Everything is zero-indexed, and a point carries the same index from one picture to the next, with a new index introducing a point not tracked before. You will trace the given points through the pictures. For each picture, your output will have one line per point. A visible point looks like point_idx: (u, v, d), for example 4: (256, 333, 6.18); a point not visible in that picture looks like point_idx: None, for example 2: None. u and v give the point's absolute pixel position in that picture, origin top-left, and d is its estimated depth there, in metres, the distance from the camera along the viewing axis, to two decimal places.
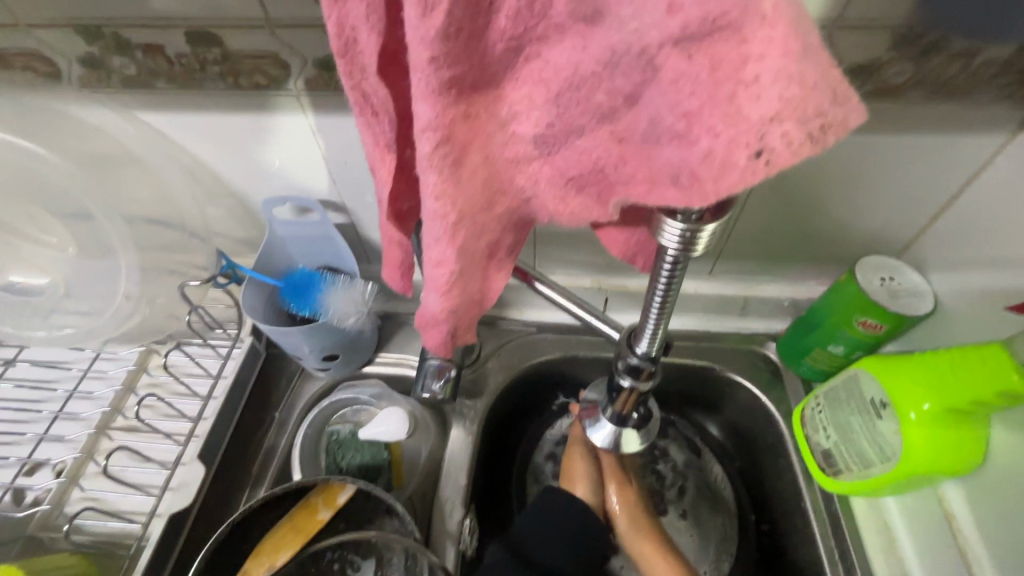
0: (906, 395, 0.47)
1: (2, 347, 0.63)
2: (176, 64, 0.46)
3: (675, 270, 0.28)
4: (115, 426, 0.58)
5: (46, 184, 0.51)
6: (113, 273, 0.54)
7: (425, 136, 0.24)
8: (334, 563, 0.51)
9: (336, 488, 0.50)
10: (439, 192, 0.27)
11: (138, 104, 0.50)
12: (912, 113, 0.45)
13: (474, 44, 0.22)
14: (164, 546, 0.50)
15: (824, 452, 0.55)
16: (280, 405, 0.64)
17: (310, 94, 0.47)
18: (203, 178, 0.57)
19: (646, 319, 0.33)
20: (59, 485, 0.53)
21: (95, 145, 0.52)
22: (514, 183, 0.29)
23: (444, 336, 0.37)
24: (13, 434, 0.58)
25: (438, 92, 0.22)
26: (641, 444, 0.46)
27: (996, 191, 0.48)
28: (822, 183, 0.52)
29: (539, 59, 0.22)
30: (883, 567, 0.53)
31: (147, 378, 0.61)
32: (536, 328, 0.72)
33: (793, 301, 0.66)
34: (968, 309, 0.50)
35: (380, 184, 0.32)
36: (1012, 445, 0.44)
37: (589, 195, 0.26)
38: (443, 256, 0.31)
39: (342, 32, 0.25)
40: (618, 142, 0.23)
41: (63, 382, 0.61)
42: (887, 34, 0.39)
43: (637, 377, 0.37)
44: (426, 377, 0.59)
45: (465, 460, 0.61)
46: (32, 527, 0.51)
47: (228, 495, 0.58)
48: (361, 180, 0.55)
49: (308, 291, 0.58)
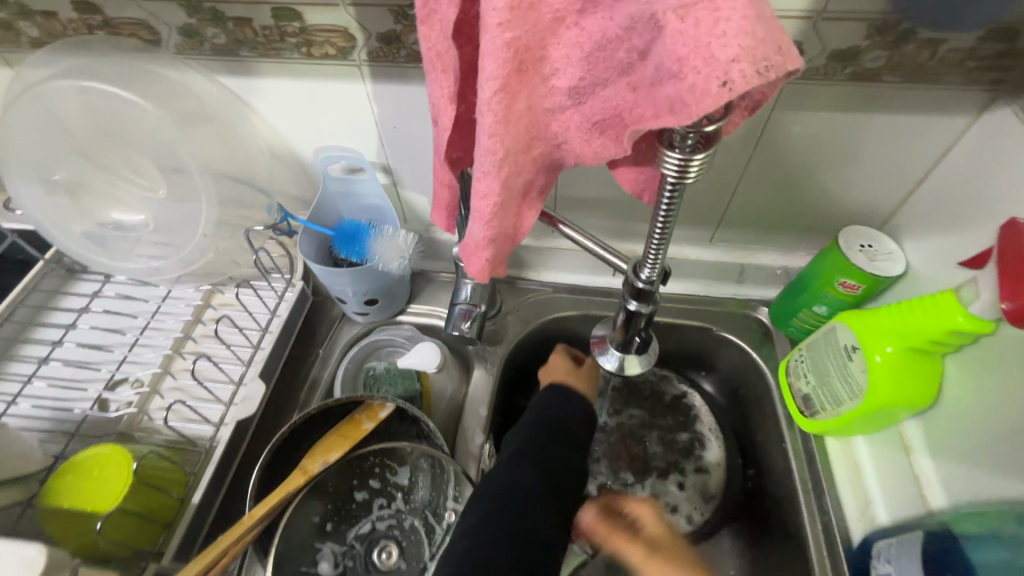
0: (874, 341, 0.54)
1: (87, 282, 0.73)
2: (260, 35, 0.54)
3: (673, 198, 0.35)
4: (186, 349, 0.67)
5: (141, 136, 0.60)
6: (194, 217, 0.63)
7: (487, 85, 0.32)
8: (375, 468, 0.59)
9: (379, 405, 0.59)
10: (492, 131, 0.34)
11: (222, 69, 0.58)
12: (888, 95, 0.52)
13: (530, 13, 0.29)
14: (233, 446, 0.58)
15: (804, 396, 0.62)
16: (323, 344, 0.73)
17: (371, 64, 0.55)
18: (269, 137, 0.65)
19: (649, 247, 0.41)
20: (142, 393, 0.62)
21: (182, 104, 0.59)
22: (549, 131, 0.36)
23: (483, 263, 0.45)
24: (98, 353, 0.66)
25: (500, 49, 0.30)
26: (642, 366, 0.53)
27: (962, 166, 0.55)
28: (811, 156, 0.59)
29: (577, 27, 0.30)
30: (850, 496, 0.60)
31: (212, 312, 0.70)
32: (552, 288, 0.79)
33: (785, 269, 0.73)
34: (934, 270, 0.57)
35: (440, 132, 0.40)
36: (964, 382, 0.51)
37: (609, 137, 0.34)
38: (489, 189, 0.39)
39: (428, 4, 0.34)
40: (633, 91, 0.31)
41: (140, 313, 0.70)
42: (864, 24, 0.47)
43: (641, 300, 0.45)
44: (455, 319, 0.67)
45: (486, 396, 0.70)
46: (122, 425, 0.60)
47: (281, 414, 0.66)
48: (406, 143, 0.64)
49: (357, 240, 0.66)
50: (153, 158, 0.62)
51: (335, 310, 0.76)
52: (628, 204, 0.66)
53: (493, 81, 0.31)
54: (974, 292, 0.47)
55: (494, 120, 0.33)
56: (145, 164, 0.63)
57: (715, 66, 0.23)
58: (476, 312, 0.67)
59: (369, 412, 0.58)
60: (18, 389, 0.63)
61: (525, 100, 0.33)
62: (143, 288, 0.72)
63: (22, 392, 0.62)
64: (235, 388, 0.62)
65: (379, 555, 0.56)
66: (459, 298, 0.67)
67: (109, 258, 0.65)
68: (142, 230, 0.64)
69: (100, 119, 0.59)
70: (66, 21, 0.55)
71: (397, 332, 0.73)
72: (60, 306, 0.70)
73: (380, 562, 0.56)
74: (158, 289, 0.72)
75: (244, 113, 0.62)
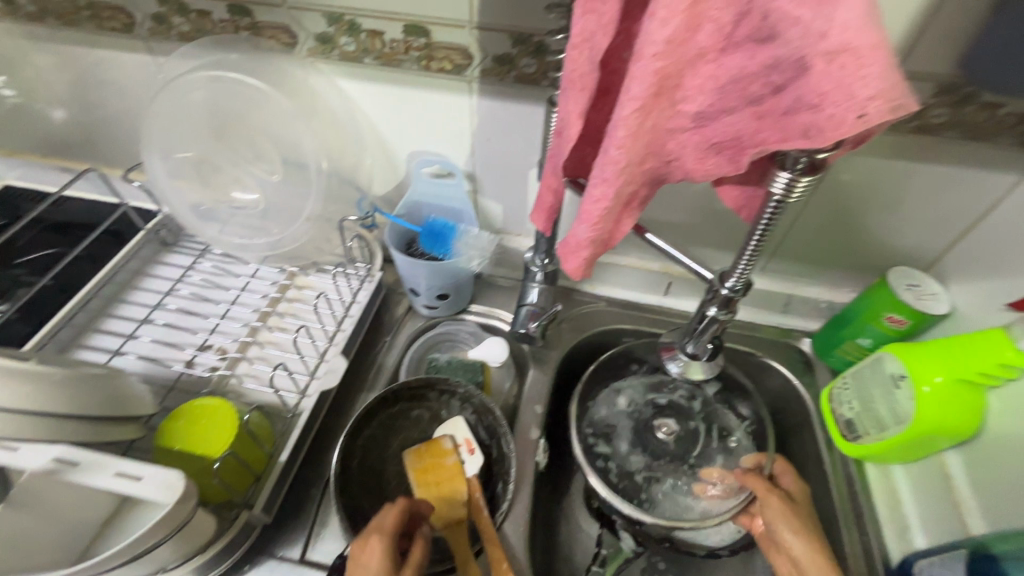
0: (924, 371, 0.58)
1: (180, 254, 0.78)
2: (387, 47, 0.61)
3: (773, 215, 0.41)
4: (270, 323, 0.72)
5: (264, 125, 0.67)
6: (303, 196, 0.70)
7: (629, 103, 0.36)
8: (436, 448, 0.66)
9: (439, 439, 0.65)
10: (621, 144, 0.38)
11: (344, 73, 0.65)
12: (946, 148, 0.58)
13: (680, 47, 0.34)
14: (312, 417, 0.62)
15: (846, 422, 0.67)
16: (390, 332, 0.78)
17: (481, 81, 0.62)
18: (372, 138, 0.71)
19: (740, 258, 0.46)
20: (231, 357, 0.66)
21: (305, 98, 0.66)
22: (665, 148, 0.40)
23: (580, 261, 0.49)
24: (188, 319, 0.71)
25: (649, 75, 0.35)
26: (703, 374, 0.57)
27: (1008, 220, 0.59)
28: (868, 199, 0.64)
29: (715, 63, 0.35)
30: (890, 522, 0.63)
31: (295, 292, 0.75)
32: (606, 301, 0.84)
33: (829, 304, 0.77)
34: (977, 311, 0.62)
35: (564, 142, 0.46)
36: (1005, 414, 0.56)
37: (723, 156, 0.39)
38: (604, 194, 0.42)
39: (583, 33, 0.39)
40: (757, 119, 0.36)
41: (231, 287, 0.75)
42: (932, 84, 0.53)
43: (723, 307, 0.50)
44: (522, 319, 0.73)
45: (541, 395, 0.74)
46: (212, 385, 0.65)
47: (352, 392, 0.71)
48: (496, 155, 0.70)
49: (444, 238, 0.72)
50: (272, 146, 0.68)
51: (403, 303, 0.81)
52: (692, 229, 0.71)
53: (635, 100, 0.36)
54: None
55: (626, 134, 0.38)
56: (260, 151, 0.69)
57: (855, 102, 0.29)
58: (543, 314, 0.72)
59: (438, 395, 0.70)
60: (119, 344, 0.68)
61: (654, 120, 0.38)
62: (233, 265, 0.78)
63: (123, 347, 0.67)
64: (318, 362, 0.66)
65: (660, 430, 0.72)
66: (526, 299, 0.72)
67: (215, 230, 0.71)
68: (252, 208, 0.71)
69: (228, 105, 0.66)
70: (217, 20, 0.63)
71: (461, 327, 0.79)
72: (155, 273, 0.76)
73: (660, 434, 0.72)
74: (247, 266, 0.78)
75: (354, 114, 0.69)
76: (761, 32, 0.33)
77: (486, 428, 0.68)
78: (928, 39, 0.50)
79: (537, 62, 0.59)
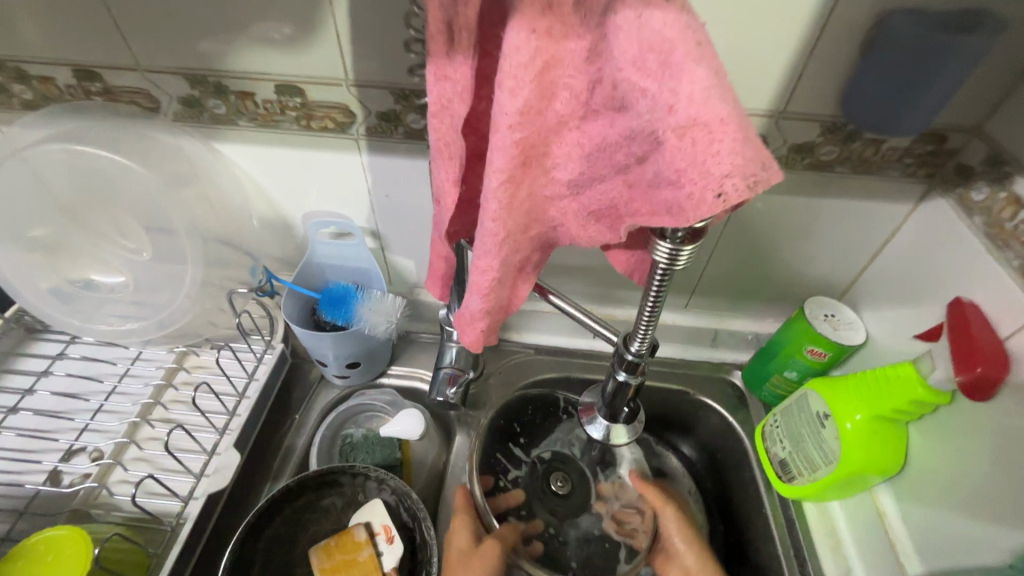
0: (843, 407, 0.57)
1: (47, 342, 0.69)
2: (260, 107, 0.56)
3: (663, 281, 0.38)
4: (154, 416, 0.63)
5: (130, 195, 0.60)
6: (179, 278, 0.62)
7: (494, 176, 0.33)
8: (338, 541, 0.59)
9: (350, 531, 0.60)
10: (495, 217, 0.35)
11: (217, 135, 0.59)
12: (841, 182, 0.57)
13: (536, 117, 0.31)
14: (201, 522, 0.55)
15: (780, 461, 0.64)
16: (299, 409, 0.71)
17: (368, 138, 0.58)
18: (259, 200, 0.65)
19: (640, 324, 0.43)
20: (103, 465, 0.58)
21: (174, 165, 0.60)
22: (546, 215, 0.37)
23: (478, 334, 0.45)
24: (54, 421, 0.62)
25: (509, 147, 0.31)
26: (628, 438, 0.54)
27: (906, 248, 0.60)
28: (776, 233, 0.63)
29: (578, 131, 0.32)
30: (831, 565, 0.61)
31: (184, 375, 0.67)
32: (534, 349, 0.79)
33: (756, 335, 0.75)
34: (889, 339, 0.62)
35: (443, 211, 0.42)
36: (926, 448, 0.55)
37: (604, 224, 0.36)
38: (488, 266, 0.39)
39: (440, 100, 0.35)
40: (629, 187, 0.33)
41: (108, 378, 0.66)
42: (819, 124, 0.52)
43: (631, 371, 0.47)
44: (439, 384, 0.66)
45: (468, 463, 0.69)
46: (77, 501, 0.56)
47: (254, 483, 0.64)
48: (397, 211, 0.65)
49: (345, 303, 0.66)
50: (144, 220, 0.61)
51: (313, 373, 0.74)
52: (608, 273, 0.69)
53: (499, 173, 0.33)
54: (931, 363, 0.51)
55: (498, 207, 0.34)
56: (129, 225, 0.62)
57: (710, 180, 0.26)
58: (461, 376, 0.66)
59: (352, 478, 0.63)
60: None
61: (526, 189, 0.34)
62: (112, 349, 0.69)
63: None
64: (206, 459, 0.59)
65: (556, 484, 0.69)
66: (444, 361, 0.66)
67: (80, 319, 0.63)
68: (122, 290, 0.64)
69: (85, 178, 0.59)
70: (63, 86, 0.56)
71: (378, 397, 0.71)
72: (16, 368, 0.66)
73: (557, 489, 0.69)
74: (127, 350, 0.69)
75: (236, 178, 0.63)
76: (615, 101, 0.30)
77: (407, 506, 0.61)
78: (808, 80, 0.50)
79: (423, 117, 0.55)
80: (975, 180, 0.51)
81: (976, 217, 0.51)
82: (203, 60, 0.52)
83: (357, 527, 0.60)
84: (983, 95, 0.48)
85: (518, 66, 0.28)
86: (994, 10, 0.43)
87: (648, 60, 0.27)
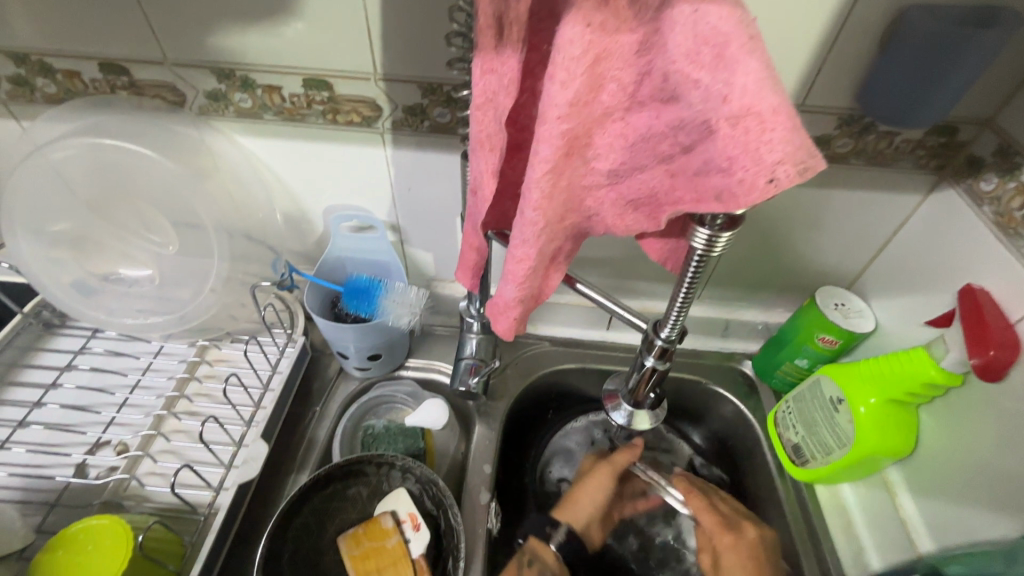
0: (857, 392, 0.59)
1: (66, 337, 0.69)
2: (287, 101, 0.57)
3: (698, 268, 0.39)
4: (178, 409, 0.64)
5: (154, 188, 0.60)
6: (204, 272, 0.63)
7: (540, 166, 0.34)
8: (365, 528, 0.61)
9: (377, 518, 0.61)
10: (538, 206, 0.36)
11: (242, 129, 0.60)
12: (854, 175, 0.59)
13: (584, 109, 0.32)
14: (233, 512, 0.55)
15: (794, 446, 0.66)
16: (320, 401, 0.72)
17: (394, 132, 0.58)
18: (280, 194, 0.66)
19: (671, 310, 0.45)
20: (131, 457, 0.58)
21: (199, 159, 0.60)
22: (584, 205, 0.38)
23: (511, 322, 0.46)
24: (78, 415, 0.63)
25: (556, 138, 0.32)
26: (650, 424, 0.56)
27: (915, 238, 0.62)
28: (789, 225, 0.65)
29: (622, 121, 0.33)
30: (845, 545, 0.63)
31: (206, 368, 0.68)
32: (549, 341, 0.81)
33: (766, 325, 0.77)
34: (898, 326, 0.64)
35: (479, 201, 0.43)
36: (936, 429, 0.57)
37: (642, 213, 0.38)
38: (526, 255, 0.40)
39: (485, 93, 0.37)
40: (671, 176, 0.35)
41: (130, 372, 0.66)
42: (835, 117, 0.54)
43: (660, 357, 0.49)
44: (461, 374, 0.67)
45: (489, 453, 0.70)
46: (106, 494, 0.57)
47: (278, 475, 0.64)
48: (418, 205, 0.66)
49: (369, 295, 0.66)
50: (169, 214, 0.62)
51: (332, 366, 0.75)
52: (625, 265, 0.70)
53: (545, 162, 0.34)
54: (943, 348, 0.53)
55: (541, 196, 0.35)
56: (151, 219, 0.62)
57: (763, 167, 0.28)
58: (483, 367, 0.67)
59: (377, 468, 0.64)
60: None
61: (568, 179, 0.36)
62: (132, 344, 0.69)
63: None
64: (233, 450, 0.60)
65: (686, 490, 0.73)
66: (465, 352, 0.67)
67: (101, 312, 0.63)
68: (146, 284, 0.64)
69: (109, 173, 0.59)
70: (88, 80, 0.56)
71: (397, 387, 0.73)
72: (37, 362, 0.66)
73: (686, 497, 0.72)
74: (148, 344, 0.69)
75: (258, 171, 0.64)
76: (662, 93, 0.31)
77: (433, 493, 0.62)
78: (826, 74, 0.51)
79: (450, 111, 0.56)
80: (985, 172, 0.53)
81: (985, 206, 0.53)
82: (231, 55, 0.53)
83: (384, 513, 0.61)
84: (994, 89, 0.50)
85: (572, 59, 0.29)
86: (1006, 8, 0.45)
87: (703, 51, 0.28)
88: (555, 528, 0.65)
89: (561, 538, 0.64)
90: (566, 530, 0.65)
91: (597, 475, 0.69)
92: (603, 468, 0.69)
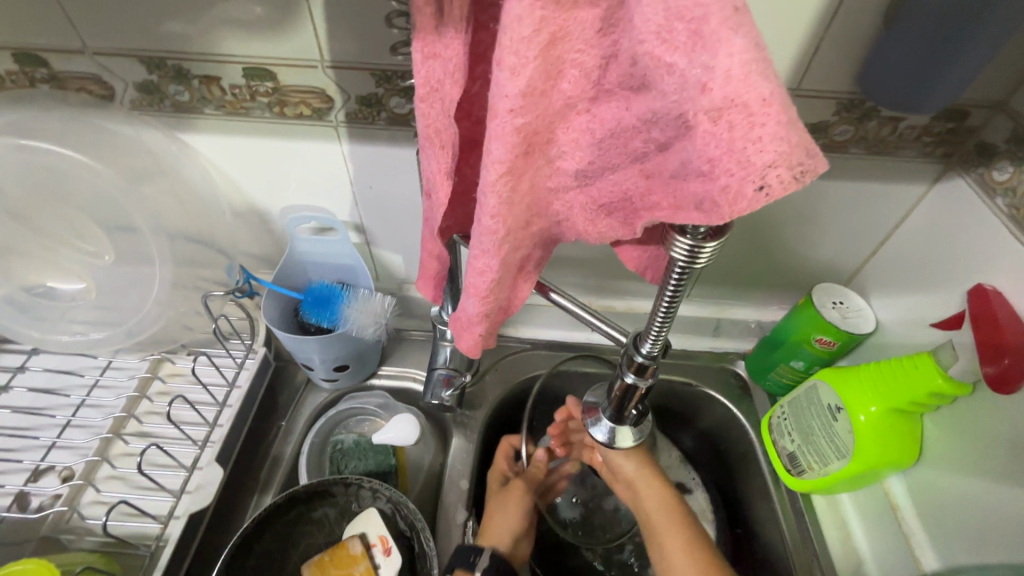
0: (857, 399, 0.55)
1: (6, 355, 0.64)
2: (228, 93, 0.51)
3: (681, 279, 0.35)
4: (128, 430, 0.59)
5: (86, 191, 0.54)
6: (147, 281, 0.57)
7: (493, 168, 0.29)
8: (330, 554, 0.57)
9: (345, 544, 0.57)
10: (495, 213, 0.31)
11: (182, 125, 0.54)
12: (855, 164, 0.54)
13: (541, 100, 0.27)
14: (183, 545, 0.51)
15: (788, 454, 0.62)
16: (286, 415, 0.67)
17: (348, 125, 0.53)
18: (232, 193, 0.60)
19: (652, 324, 0.40)
20: (73, 486, 0.54)
21: (135, 160, 0.55)
22: (550, 209, 0.33)
23: (475, 338, 0.41)
24: (17, 440, 0.58)
25: (509, 135, 0.27)
26: (633, 441, 0.52)
27: (919, 231, 0.57)
28: (782, 220, 0.60)
29: (587, 114, 0.28)
30: (842, 557, 0.60)
31: (159, 385, 0.63)
32: (530, 344, 0.76)
33: (759, 323, 0.73)
34: (900, 326, 0.60)
35: (434, 206, 0.37)
36: (940, 439, 0.53)
37: (615, 219, 0.33)
38: (487, 267, 0.35)
39: (429, 81, 0.31)
40: (646, 178, 0.30)
41: (75, 391, 0.62)
42: (834, 101, 0.49)
43: (640, 374, 0.44)
44: (434, 385, 0.63)
45: (466, 467, 0.65)
46: (44, 528, 0.52)
47: (239, 498, 0.60)
48: (382, 204, 0.61)
49: (330, 304, 0.62)
50: (106, 221, 0.56)
51: (299, 376, 0.70)
52: (608, 264, 0.65)
53: (498, 164, 0.28)
54: (952, 356, 0.49)
55: (498, 202, 0.30)
56: (87, 227, 0.57)
57: (752, 170, 0.23)
58: (457, 377, 0.62)
59: (344, 489, 0.59)
60: None
61: (528, 181, 0.30)
62: (78, 360, 0.64)
63: None
64: (185, 476, 0.55)
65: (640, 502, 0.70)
66: (437, 362, 0.62)
67: (39, 331, 0.58)
68: (85, 297, 0.59)
69: (36, 175, 0.53)
70: (4, 73, 0.50)
71: (368, 399, 0.67)
72: None
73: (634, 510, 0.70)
74: (95, 360, 0.64)
75: (205, 170, 0.58)
76: (632, 80, 0.26)
77: (405, 516, 0.58)
78: (824, 54, 0.46)
79: (408, 101, 0.50)
80: (998, 159, 0.48)
81: (998, 198, 0.48)
82: (158, 41, 0.47)
83: (352, 539, 0.57)
84: (1010, 68, 0.45)
85: (520, 41, 0.24)
86: None
87: (677, 29, 0.23)
88: (479, 554, 0.55)
89: (486, 563, 0.54)
90: (491, 553, 0.55)
91: (509, 491, 0.64)
92: (516, 482, 0.65)
